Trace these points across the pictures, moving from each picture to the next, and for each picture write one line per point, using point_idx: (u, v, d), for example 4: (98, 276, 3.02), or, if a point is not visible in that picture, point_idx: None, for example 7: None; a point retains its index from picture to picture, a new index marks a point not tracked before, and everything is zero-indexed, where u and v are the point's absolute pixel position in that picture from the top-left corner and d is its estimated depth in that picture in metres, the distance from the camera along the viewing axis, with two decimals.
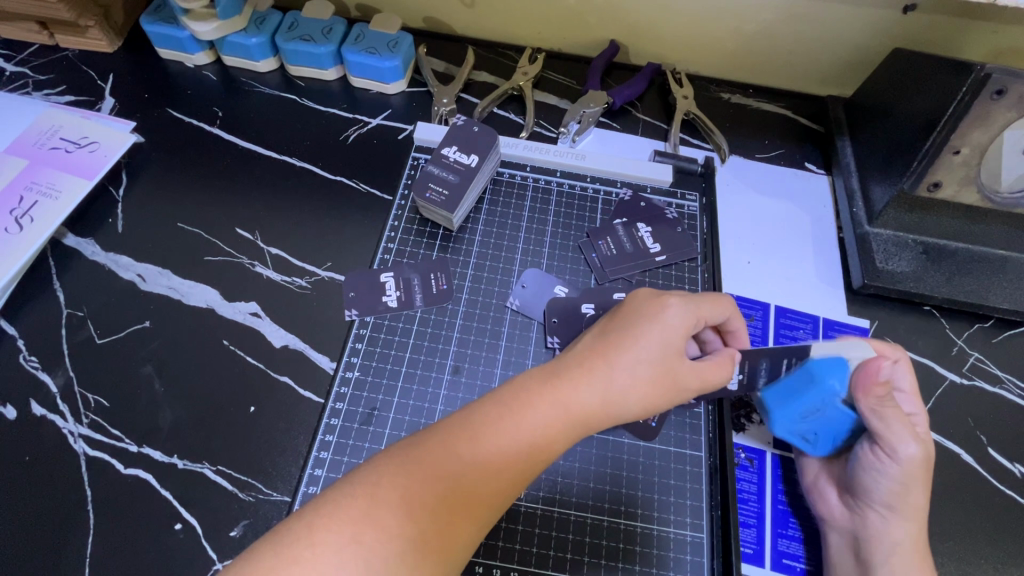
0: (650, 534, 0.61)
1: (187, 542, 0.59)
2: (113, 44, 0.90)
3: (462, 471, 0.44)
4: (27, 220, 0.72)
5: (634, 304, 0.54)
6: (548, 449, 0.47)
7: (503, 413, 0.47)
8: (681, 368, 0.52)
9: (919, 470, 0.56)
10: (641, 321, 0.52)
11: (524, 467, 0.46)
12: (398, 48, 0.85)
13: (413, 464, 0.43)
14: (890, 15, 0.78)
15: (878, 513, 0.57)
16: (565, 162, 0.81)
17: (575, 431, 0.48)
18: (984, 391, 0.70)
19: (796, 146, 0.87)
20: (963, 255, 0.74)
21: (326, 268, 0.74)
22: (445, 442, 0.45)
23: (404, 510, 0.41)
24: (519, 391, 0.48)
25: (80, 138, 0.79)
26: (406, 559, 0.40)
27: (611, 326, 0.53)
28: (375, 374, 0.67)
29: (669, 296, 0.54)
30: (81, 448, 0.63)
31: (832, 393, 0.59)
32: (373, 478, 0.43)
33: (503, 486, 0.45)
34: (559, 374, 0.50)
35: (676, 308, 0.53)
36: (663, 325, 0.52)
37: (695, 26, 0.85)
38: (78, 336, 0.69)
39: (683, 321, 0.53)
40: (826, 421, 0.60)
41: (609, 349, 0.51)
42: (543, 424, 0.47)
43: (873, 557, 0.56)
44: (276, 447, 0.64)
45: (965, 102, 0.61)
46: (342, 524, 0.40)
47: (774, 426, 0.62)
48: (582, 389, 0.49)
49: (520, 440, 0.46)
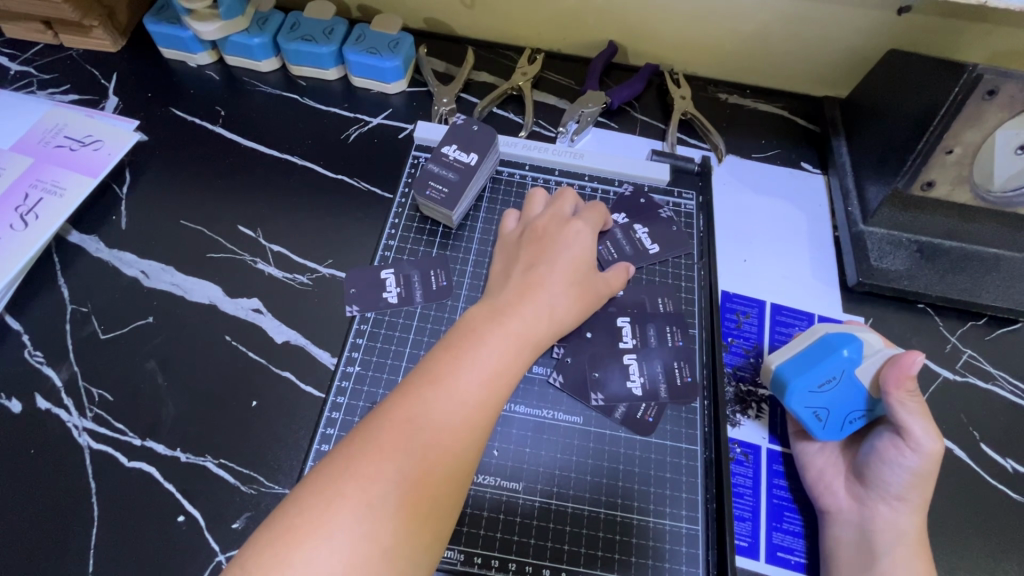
0: (646, 526, 0.62)
1: (190, 534, 0.60)
2: (117, 44, 0.91)
3: (436, 411, 0.46)
4: (32, 217, 0.73)
5: (548, 238, 0.62)
6: (510, 376, 0.50)
7: (460, 351, 0.49)
8: (593, 282, 0.62)
9: (933, 464, 0.58)
10: (553, 251, 0.61)
11: (493, 396, 0.48)
12: (399, 48, 0.86)
13: (388, 417, 0.45)
14: (886, 16, 0.78)
15: (889, 504, 0.59)
16: (564, 161, 0.82)
17: (526, 357, 0.52)
18: (978, 388, 0.70)
19: (792, 146, 0.88)
20: (957, 253, 0.75)
21: (328, 265, 0.75)
22: (412, 391, 0.47)
23: (389, 464, 0.43)
24: (466, 331, 0.51)
25: (85, 136, 0.80)
26: (406, 507, 0.42)
27: (530, 260, 0.60)
28: (376, 368, 0.68)
29: (566, 223, 0.65)
30: (85, 441, 0.63)
31: (847, 363, 0.60)
32: (352, 443, 0.44)
33: (477, 418, 0.47)
34: (501, 308, 0.54)
35: (577, 233, 0.64)
36: (568, 251, 0.61)
37: (693, 26, 0.86)
38: (82, 332, 0.70)
39: (584, 239, 0.63)
40: (840, 394, 0.61)
41: (536, 279, 0.58)
42: (498, 354, 0.50)
43: (881, 546, 0.57)
44: (278, 441, 0.64)
45: (957, 102, 0.62)
46: (341, 487, 0.42)
47: (791, 400, 0.62)
48: (525, 318, 0.54)
49: (480, 374, 0.48)
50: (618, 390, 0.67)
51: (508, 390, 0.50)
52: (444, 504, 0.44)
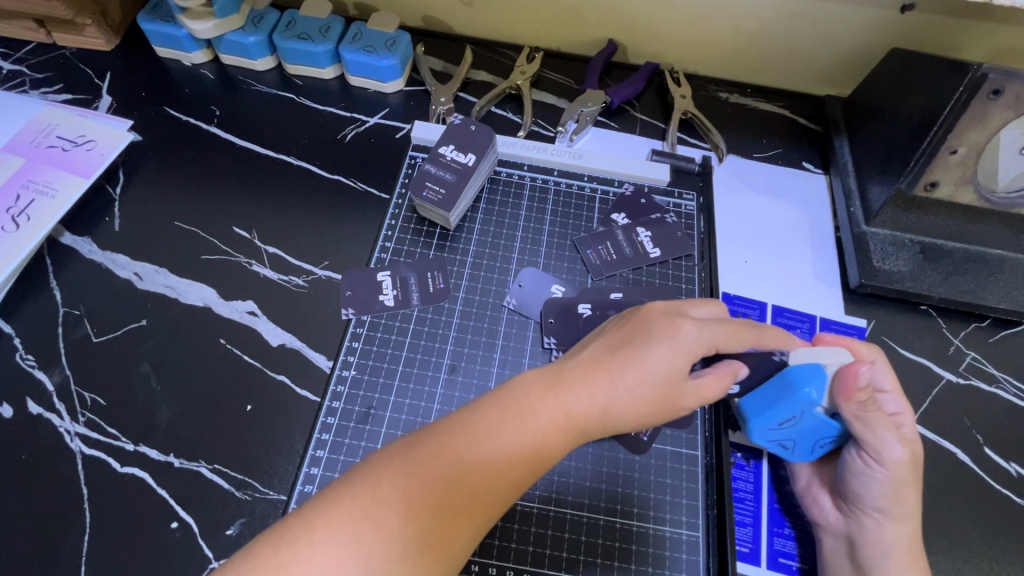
0: (647, 533, 0.61)
1: (184, 540, 0.59)
2: (111, 43, 0.90)
3: (459, 469, 0.45)
4: (24, 219, 0.72)
5: (652, 323, 0.53)
6: (547, 455, 0.48)
7: (502, 416, 0.47)
8: (685, 391, 0.51)
9: (907, 473, 0.56)
10: (649, 335, 0.52)
11: (521, 471, 0.47)
12: (396, 46, 0.85)
13: (417, 458, 0.45)
14: (889, 14, 0.77)
15: (871, 515, 0.58)
16: (563, 161, 0.81)
17: (572, 438, 0.49)
18: (982, 391, 0.70)
19: (794, 146, 0.87)
20: (960, 254, 0.74)
21: (324, 267, 0.74)
22: (445, 444, 0.46)
23: (401, 504, 0.42)
24: (518, 393, 0.49)
25: (77, 137, 0.79)
26: (407, 557, 0.41)
27: (619, 335, 0.53)
28: (372, 373, 0.67)
29: (673, 315, 0.53)
30: (78, 446, 0.63)
31: (808, 403, 0.56)
32: (373, 477, 0.44)
33: (502, 487, 0.46)
34: (560, 375, 0.50)
35: (689, 331, 0.51)
36: (676, 351, 0.50)
37: (693, 24, 0.85)
38: (75, 335, 0.69)
39: (697, 341, 0.51)
40: (803, 428, 0.59)
41: (612, 356, 0.51)
42: (541, 428, 0.47)
43: (864, 558, 0.56)
44: (273, 446, 0.64)
45: (962, 102, 0.61)
46: (347, 511, 0.42)
47: (754, 438, 0.61)
48: (586, 393, 0.49)
49: (518, 444, 0.47)
50: None
51: (542, 467, 0.48)
52: (450, 562, 0.44)
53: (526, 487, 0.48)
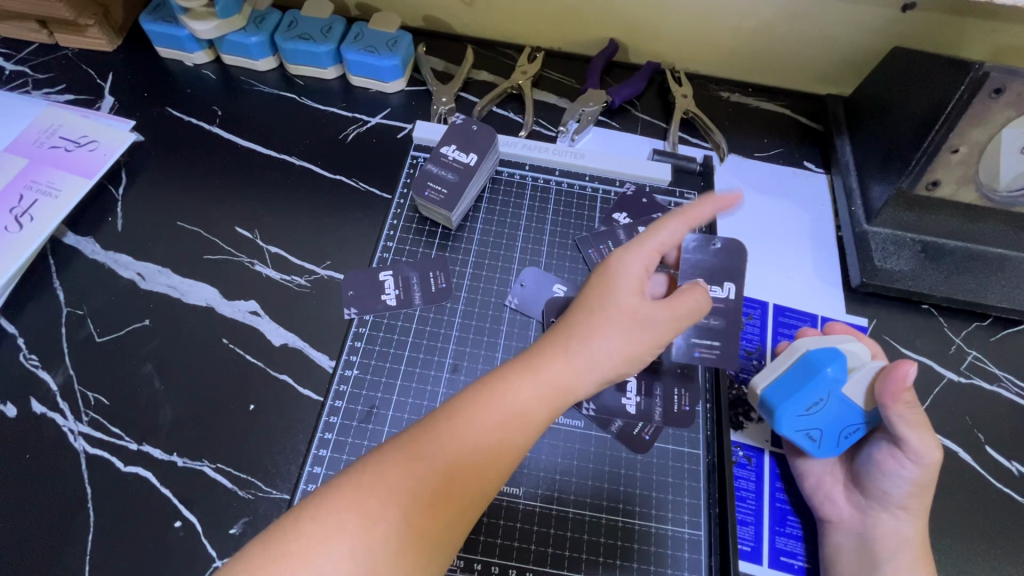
0: (648, 532, 0.61)
1: (188, 539, 0.59)
2: (113, 44, 0.90)
3: (441, 454, 0.45)
4: (27, 219, 0.72)
5: (600, 274, 0.55)
6: (530, 429, 0.48)
7: (482, 394, 0.48)
8: (649, 309, 0.52)
9: (934, 473, 0.57)
10: (601, 291, 0.53)
11: (506, 448, 0.47)
12: (397, 47, 0.85)
13: (398, 449, 0.45)
14: (890, 14, 0.77)
15: (891, 512, 0.58)
16: (565, 161, 0.81)
17: (552, 411, 0.49)
18: (983, 391, 0.70)
19: (795, 145, 0.87)
20: (961, 253, 0.74)
21: (326, 267, 0.74)
22: (423, 429, 0.46)
23: (386, 495, 0.42)
24: (497, 375, 0.49)
25: (80, 137, 0.80)
26: (397, 543, 0.41)
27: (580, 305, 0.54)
28: (374, 372, 0.67)
29: (612, 257, 0.55)
30: (81, 446, 0.63)
31: (833, 381, 0.60)
32: (356, 471, 0.44)
33: (488, 465, 0.46)
34: (535, 355, 0.51)
35: (628, 263, 0.54)
36: (622, 290, 0.53)
37: (695, 24, 0.85)
38: (78, 335, 0.69)
39: (636, 266, 0.54)
40: (831, 414, 0.60)
41: (582, 328, 0.51)
42: (521, 400, 0.48)
43: (882, 555, 0.57)
44: (276, 445, 0.64)
45: (964, 100, 0.61)
46: (332, 507, 0.42)
47: (780, 426, 0.61)
48: (560, 363, 0.50)
49: (500, 423, 0.47)
50: (613, 405, 0.66)
51: (526, 441, 0.48)
52: (444, 547, 0.44)
53: (517, 463, 0.48)
